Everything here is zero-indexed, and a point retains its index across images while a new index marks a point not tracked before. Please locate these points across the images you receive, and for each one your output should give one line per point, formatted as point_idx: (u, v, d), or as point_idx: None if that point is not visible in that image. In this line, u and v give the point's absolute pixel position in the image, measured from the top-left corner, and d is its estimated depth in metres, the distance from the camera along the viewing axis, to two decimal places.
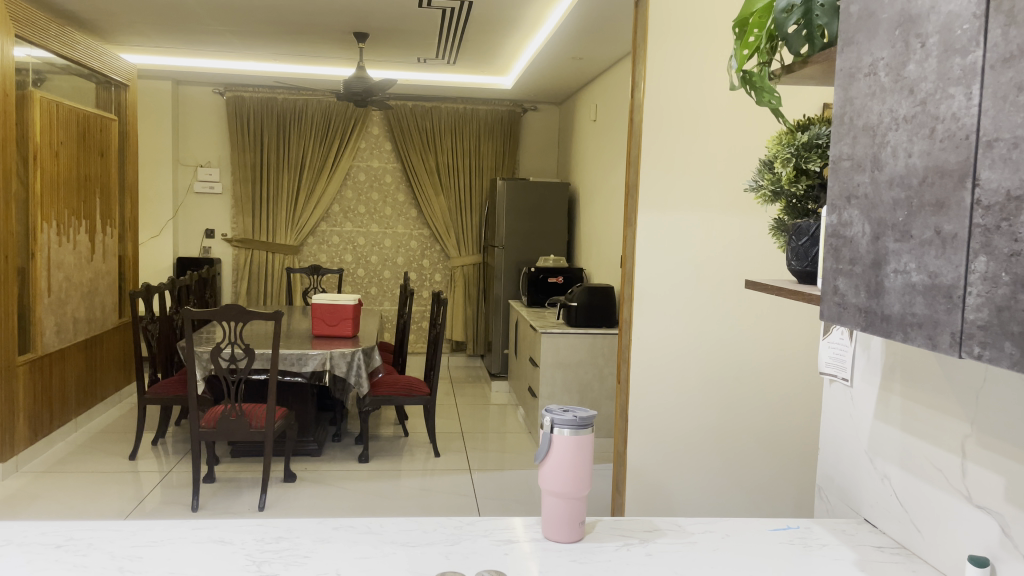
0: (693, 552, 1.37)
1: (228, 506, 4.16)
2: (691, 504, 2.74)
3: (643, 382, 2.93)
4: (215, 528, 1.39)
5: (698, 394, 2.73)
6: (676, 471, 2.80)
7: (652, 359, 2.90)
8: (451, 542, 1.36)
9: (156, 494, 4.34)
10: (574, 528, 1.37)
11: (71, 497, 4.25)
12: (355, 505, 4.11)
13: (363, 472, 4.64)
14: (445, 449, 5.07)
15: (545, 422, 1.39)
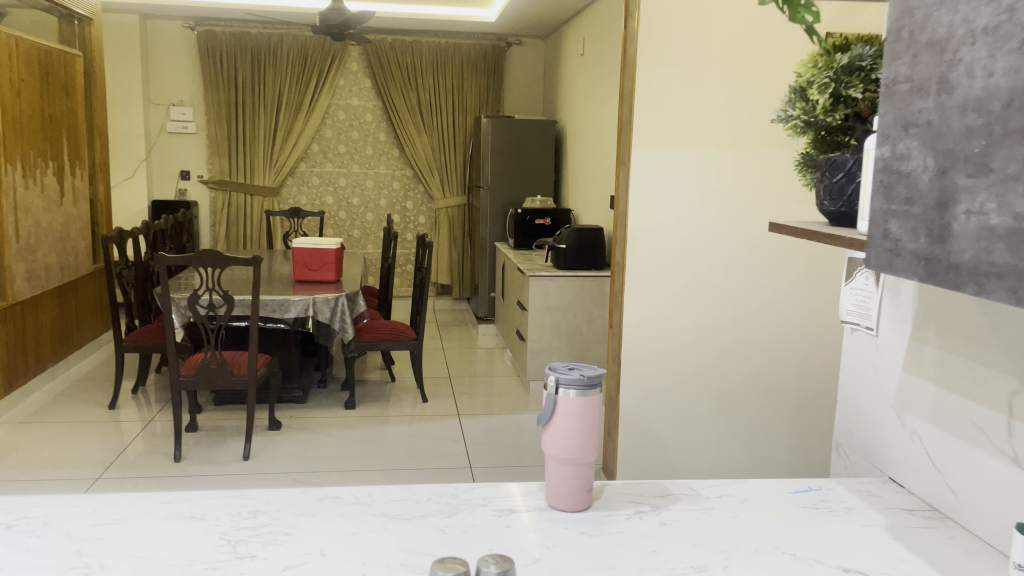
0: (712, 520, 1.26)
1: (213, 456, 4.05)
2: (690, 454, 2.70)
3: (638, 330, 2.70)
4: (186, 502, 1.26)
5: (700, 344, 2.65)
6: (673, 417, 2.70)
7: (650, 306, 2.68)
8: (447, 514, 1.24)
9: (138, 445, 4.22)
10: (582, 497, 1.25)
11: (49, 449, 4.12)
12: (342, 453, 4.01)
13: (349, 419, 4.54)
14: (434, 394, 4.97)
15: (550, 381, 1.25)
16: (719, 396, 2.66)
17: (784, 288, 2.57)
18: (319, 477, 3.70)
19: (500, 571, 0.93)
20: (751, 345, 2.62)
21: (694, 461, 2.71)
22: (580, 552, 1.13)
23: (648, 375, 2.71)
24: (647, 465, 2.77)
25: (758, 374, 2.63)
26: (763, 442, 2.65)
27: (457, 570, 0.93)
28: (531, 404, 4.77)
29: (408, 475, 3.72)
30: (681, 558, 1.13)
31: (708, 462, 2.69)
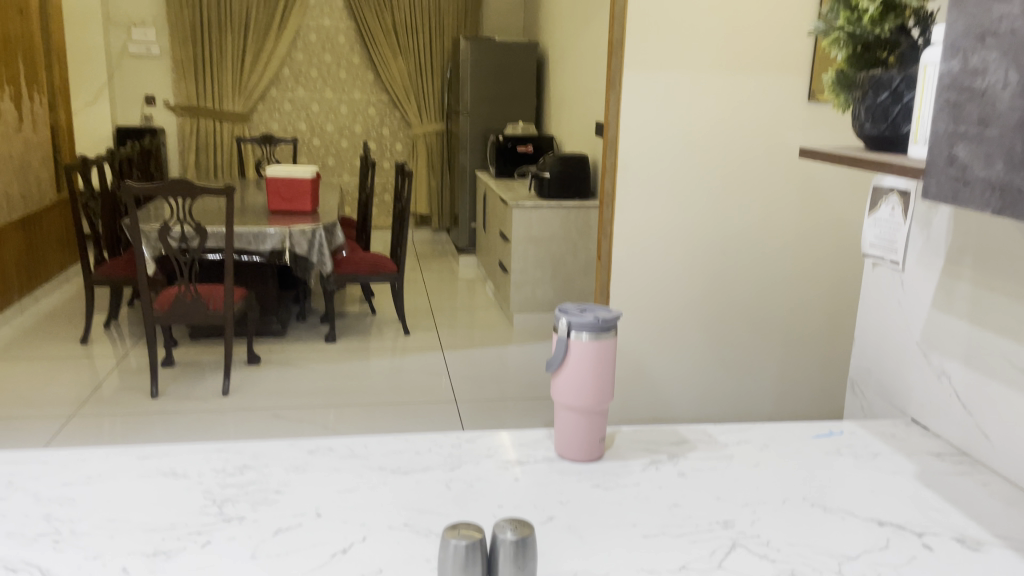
0: (732, 469, 1.18)
1: (190, 392, 3.95)
2: (679, 390, 2.69)
3: (630, 266, 2.60)
4: (165, 457, 1.16)
5: (693, 277, 2.61)
6: (665, 351, 2.66)
7: (644, 241, 2.57)
8: (450, 467, 1.14)
9: (113, 380, 4.11)
10: (594, 447, 1.16)
11: (21, 386, 4.00)
12: (324, 388, 3.92)
13: (330, 353, 4.44)
14: (416, 327, 4.87)
15: (562, 322, 1.13)
16: (710, 329, 2.65)
17: (777, 219, 2.57)
18: (301, 413, 3.62)
19: (518, 539, 0.84)
20: (743, 277, 2.61)
21: (683, 397, 2.70)
22: (596, 508, 1.05)
23: (640, 311, 2.63)
24: (636, 404, 2.70)
25: (748, 305, 2.64)
26: (752, 373, 2.68)
27: (472, 538, 0.84)
28: (515, 336, 4.69)
29: (393, 410, 3.65)
30: (705, 512, 1.05)
31: (696, 395, 2.70)
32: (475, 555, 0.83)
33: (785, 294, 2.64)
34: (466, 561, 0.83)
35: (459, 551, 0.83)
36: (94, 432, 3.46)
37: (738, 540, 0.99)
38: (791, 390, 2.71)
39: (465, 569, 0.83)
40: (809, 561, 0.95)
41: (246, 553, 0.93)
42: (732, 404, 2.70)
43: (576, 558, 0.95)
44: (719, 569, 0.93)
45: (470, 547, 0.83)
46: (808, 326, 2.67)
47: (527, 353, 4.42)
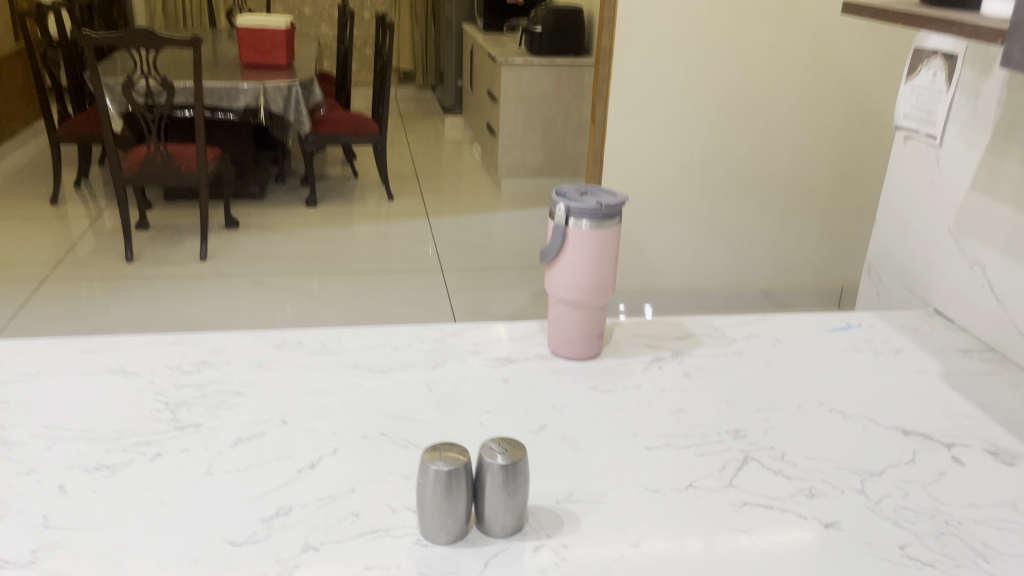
0: (743, 368, 1.07)
1: (167, 255, 3.81)
2: (667, 250, 2.74)
3: (625, 126, 2.57)
4: (113, 351, 1.04)
5: (688, 136, 2.60)
6: (657, 211, 2.68)
7: (639, 99, 2.54)
8: (432, 366, 1.03)
9: (87, 241, 3.95)
10: (590, 344, 1.05)
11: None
12: (305, 254, 3.80)
13: (310, 217, 4.28)
14: (407, 192, 4.67)
15: (559, 208, 0.98)
16: (699, 195, 2.68)
17: (773, 83, 2.55)
18: (280, 280, 3.51)
19: (508, 463, 0.73)
20: (735, 143, 2.62)
21: (670, 256, 2.75)
22: (594, 415, 0.94)
23: (632, 174, 2.62)
24: (626, 264, 2.75)
25: (740, 169, 2.65)
26: (737, 234, 2.74)
27: (457, 460, 0.73)
28: (503, 202, 4.53)
29: (376, 279, 3.53)
30: (713, 420, 0.95)
31: (684, 255, 2.75)
32: (460, 480, 0.73)
33: (776, 155, 2.65)
34: (450, 486, 0.72)
35: (442, 476, 0.72)
36: (67, 297, 3.36)
37: (751, 453, 0.89)
38: (772, 257, 2.79)
39: (448, 497, 0.72)
40: (828, 478, 0.86)
41: (200, 467, 0.83)
42: (717, 264, 2.78)
43: (574, 475, 0.85)
44: (731, 487, 0.84)
45: (456, 470, 0.73)
46: (795, 188, 2.71)
47: (514, 220, 4.27)
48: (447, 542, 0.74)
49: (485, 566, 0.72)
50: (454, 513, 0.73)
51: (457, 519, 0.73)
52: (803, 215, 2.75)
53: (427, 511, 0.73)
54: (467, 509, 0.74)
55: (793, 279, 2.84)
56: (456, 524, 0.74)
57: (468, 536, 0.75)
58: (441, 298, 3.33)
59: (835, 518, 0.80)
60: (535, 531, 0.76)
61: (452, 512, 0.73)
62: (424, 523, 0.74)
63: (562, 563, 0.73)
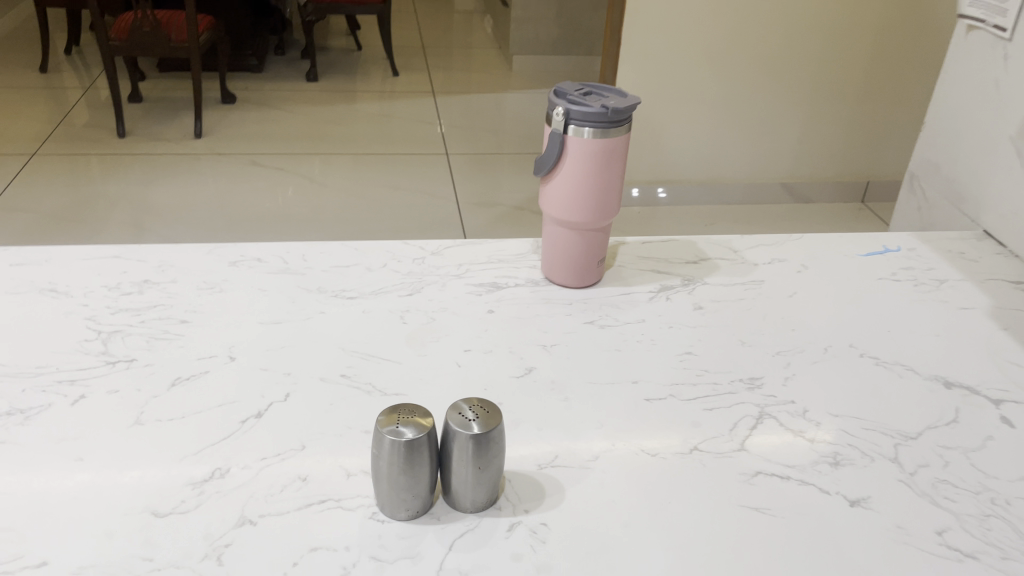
0: (763, 300, 0.94)
1: (151, 112, 3.22)
2: (684, 140, 2.53)
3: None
4: (46, 266, 0.92)
5: (719, 15, 2.32)
6: (677, 97, 2.45)
7: None
8: (407, 292, 0.91)
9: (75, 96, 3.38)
10: (589, 272, 0.93)
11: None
12: (304, 123, 3.17)
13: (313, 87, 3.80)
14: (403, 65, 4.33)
15: (558, 111, 0.83)
16: (724, 81, 2.43)
17: None
18: (280, 159, 2.85)
19: (480, 433, 0.61)
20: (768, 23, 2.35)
21: (688, 148, 2.54)
22: (588, 357, 0.82)
23: (653, 55, 2.37)
24: (639, 153, 2.55)
25: (772, 53, 2.40)
26: (762, 126, 2.53)
27: (418, 427, 0.61)
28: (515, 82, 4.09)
29: (383, 162, 2.89)
30: (725, 365, 0.83)
31: (702, 146, 2.55)
32: (421, 452, 0.61)
33: (814, 39, 2.39)
34: (408, 458, 0.61)
35: (398, 447, 0.60)
36: (25, 164, 2.70)
37: (767, 408, 0.77)
38: (799, 149, 2.59)
39: (404, 470, 0.61)
40: (856, 442, 0.74)
41: (129, 413, 0.72)
42: (737, 157, 2.58)
43: (561, 432, 0.73)
44: (741, 452, 0.72)
45: (415, 440, 0.61)
46: (830, 75, 2.46)
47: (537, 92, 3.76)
48: (406, 518, 0.63)
49: (448, 551, 0.61)
50: (411, 488, 0.62)
51: (416, 495, 0.62)
52: (836, 104, 2.52)
53: (380, 484, 0.62)
54: (429, 483, 0.63)
55: (819, 172, 2.64)
56: (414, 500, 0.63)
57: (432, 510, 0.65)
58: (446, 184, 2.75)
59: (862, 495, 0.69)
60: (510, 506, 0.65)
61: (411, 487, 0.62)
62: (378, 495, 0.63)
63: (539, 547, 0.62)
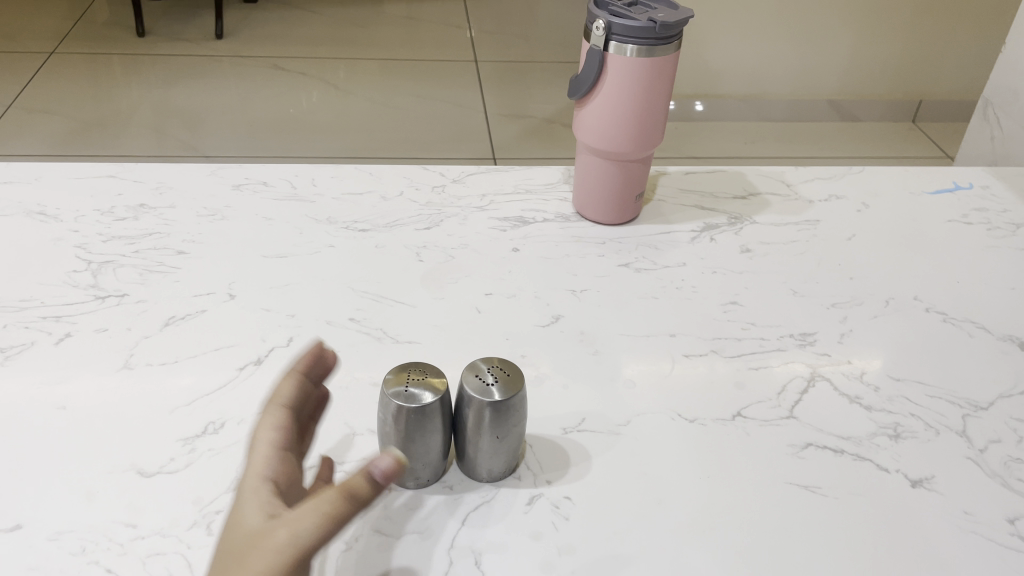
0: (817, 244, 0.85)
1: (170, 10, 3.04)
2: (737, 59, 2.22)
3: None
4: (35, 185, 0.85)
5: None
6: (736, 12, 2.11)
7: None
8: (425, 226, 0.83)
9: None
10: (624, 207, 0.84)
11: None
12: (329, 24, 3.02)
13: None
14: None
15: (598, 25, 0.72)
16: None
17: None
18: (304, 64, 2.73)
19: (500, 401, 0.54)
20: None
21: (739, 67, 2.25)
22: (622, 305, 0.75)
23: None
24: (684, 71, 2.25)
25: None
26: (825, 44, 2.23)
27: (434, 390, 0.55)
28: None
29: (411, 69, 2.75)
30: (775, 318, 0.75)
31: (754, 66, 2.25)
32: (434, 418, 0.55)
33: None
34: (421, 425, 0.54)
35: (409, 413, 0.54)
36: (42, 65, 2.58)
37: (819, 369, 0.69)
38: (856, 65, 2.29)
39: (416, 436, 0.55)
40: (919, 412, 0.66)
41: (116, 356, 0.65)
42: (791, 76, 2.30)
43: (590, 389, 0.66)
44: (790, 420, 0.64)
45: (429, 406, 0.54)
46: None
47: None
48: (414, 486, 0.57)
49: (461, 526, 0.55)
50: (422, 456, 0.56)
51: (425, 465, 0.56)
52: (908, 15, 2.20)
53: (386, 449, 0.56)
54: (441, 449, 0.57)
55: (872, 89, 2.37)
56: (423, 468, 0.57)
57: (443, 475, 0.59)
58: (474, 94, 2.62)
59: (925, 474, 0.61)
60: (531, 476, 0.59)
61: (420, 454, 0.56)
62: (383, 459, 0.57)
63: (562, 525, 0.56)
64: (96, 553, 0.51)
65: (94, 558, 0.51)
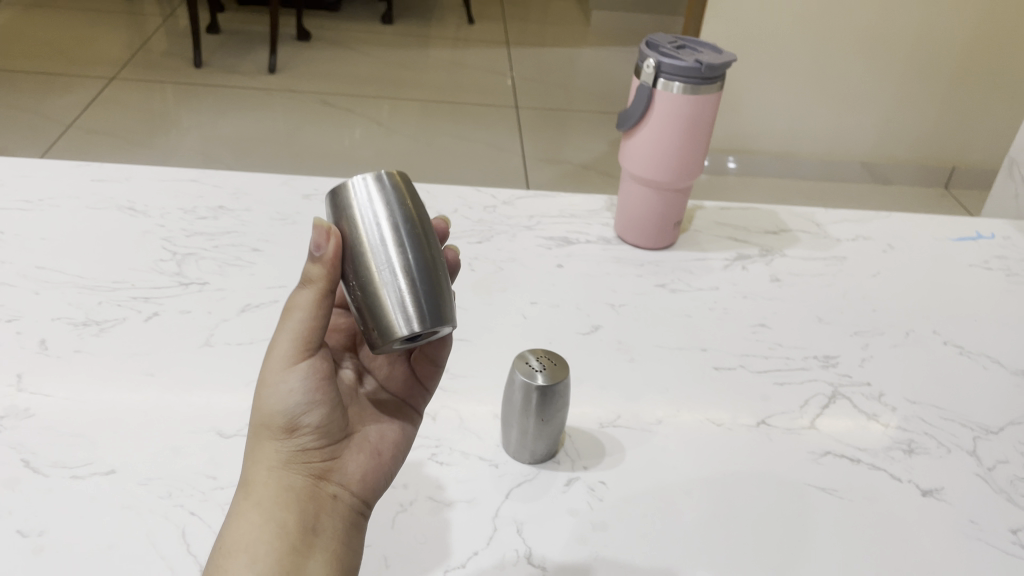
0: (843, 278, 0.91)
1: (226, 42, 3.17)
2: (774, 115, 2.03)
3: None
4: (123, 184, 0.93)
5: None
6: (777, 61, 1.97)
7: None
8: (477, 240, 0.90)
9: (151, 11, 3.30)
10: (663, 232, 0.90)
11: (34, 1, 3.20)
12: (376, 65, 3.14)
13: (387, 25, 3.45)
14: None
15: (649, 64, 0.80)
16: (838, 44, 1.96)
17: None
18: (351, 101, 2.83)
19: (545, 385, 0.61)
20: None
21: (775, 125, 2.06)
22: (656, 320, 0.81)
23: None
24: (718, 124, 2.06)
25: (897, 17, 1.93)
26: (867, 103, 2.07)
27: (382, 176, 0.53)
28: (593, 20, 3.67)
29: (453, 112, 2.85)
30: (800, 340, 0.80)
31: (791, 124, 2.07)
32: (373, 204, 0.52)
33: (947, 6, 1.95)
34: (360, 216, 0.52)
35: (343, 200, 0.53)
36: (102, 87, 2.69)
37: (841, 388, 0.75)
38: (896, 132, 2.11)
39: (356, 234, 0.52)
40: (933, 431, 0.71)
41: (199, 335, 0.72)
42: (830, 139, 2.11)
43: (624, 391, 0.72)
44: (811, 430, 0.69)
45: (365, 190, 0.52)
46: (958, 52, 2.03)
47: (612, 37, 3.59)
48: (389, 331, 0.51)
49: (505, 499, 0.61)
50: (374, 268, 0.52)
51: (382, 282, 0.51)
52: None
53: (348, 269, 0.53)
54: (398, 266, 0.52)
55: (911, 157, 2.18)
56: (379, 295, 0.51)
57: (418, 322, 0.51)
58: (513, 139, 2.71)
59: (935, 485, 0.65)
60: (569, 461, 0.64)
61: (372, 264, 0.52)
62: (353, 295, 0.53)
63: (597, 504, 0.61)
64: (181, 498, 0.58)
65: (180, 501, 0.57)
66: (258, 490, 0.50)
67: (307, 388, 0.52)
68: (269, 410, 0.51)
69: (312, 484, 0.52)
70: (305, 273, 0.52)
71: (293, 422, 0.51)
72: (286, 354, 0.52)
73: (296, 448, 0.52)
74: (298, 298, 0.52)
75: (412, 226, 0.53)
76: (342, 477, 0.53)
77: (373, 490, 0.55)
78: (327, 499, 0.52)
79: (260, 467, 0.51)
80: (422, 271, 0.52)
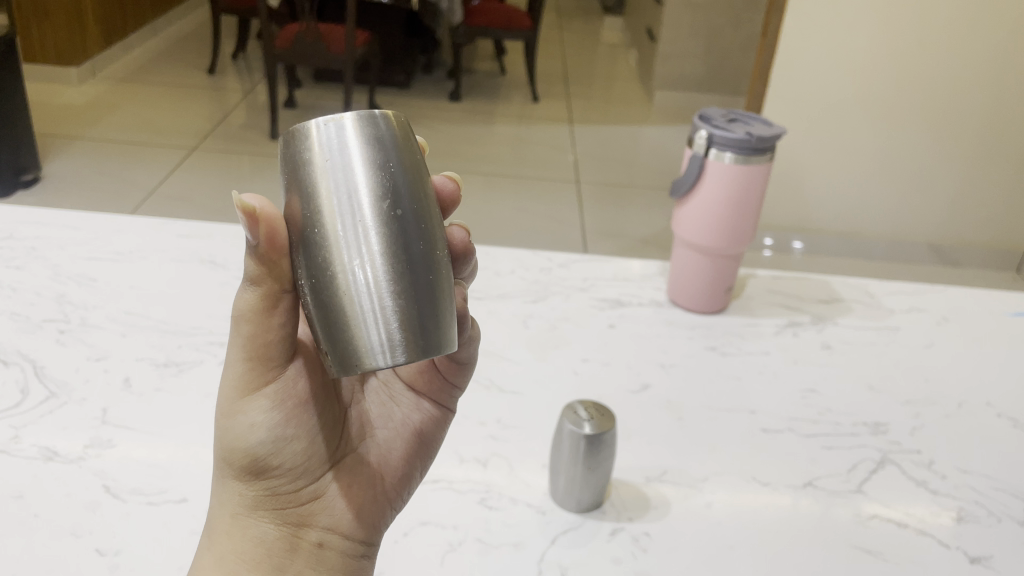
0: (896, 347, 0.91)
1: (302, 117, 3.33)
2: (833, 212, 1.96)
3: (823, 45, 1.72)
4: (206, 240, 1.00)
5: (920, 72, 1.73)
6: (841, 167, 1.87)
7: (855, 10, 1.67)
8: (532, 299, 0.94)
9: (234, 86, 3.50)
10: (716, 297, 0.93)
11: (127, 77, 3.43)
12: (442, 138, 3.24)
13: (455, 103, 3.59)
14: (542, 77, 3.93)
15: (701, 135, 0.86)
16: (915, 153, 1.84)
17: None
18: None
19: (593, 434, 0.63)
20: (971, 31, 1.67)
21: (834, 222, 1.98)
22: (706, 382, 0.83)
23: (828, 91, 1.77)
24: (777, 211, 1.99)
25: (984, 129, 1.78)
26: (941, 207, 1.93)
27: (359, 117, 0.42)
28: (655, 98, 3.74)
29: (515, 185, 2.93)
30: (849, 406, 0.81)
31: (849, 226, 1.99)
32: (346, 166, 0.41)
33: None
34: (327, 176, 0.41)
35: (304, 159, 0.42)
36: (184, 157, 2.84)
37: (889, 454, 0.75)
38: (971, 206, 1.90)
39: (321, 209, 0.42)
40: (984, 501, 0.70)
41: None
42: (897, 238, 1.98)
43: (671, 448, 0.73)
44: (858, 493, 0.70)
45: (335, 138, 0.41)
46: None
47: (673, 115, 3.66)
48: (364, 354, 0.42)
49: (551, 544, 0.63)
50: (344, 264, 0.42)
51: (354, 282, 0.42)
52: None
53: (300, 256, 0.44)
54: (373, 258, 0.41)
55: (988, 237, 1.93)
56: (352, 303, 0.42)
57: (404, 342, 0.42)
58: (573, 213, 2.77)
59: (984, 553, 0.65)
60: (615, 512, 0.66)
61: (340, 246, 0.42)
62: (306, 296, 0.44)
63: (640, 555, 0.62)
64: None
65: None
66: (225, 542, 0.50)
67: (271, 423, 0.49)
68: (233, 446, 0.49)
69: (289, 533, 0.51)
70: (245, 273, 0.46)
71: (259, 465, 0.50)
72: (241, 384, 0.49)
73: (265, 492, 0.50)
74: (238, 301, 0.46)
75: (401, 206, 0.42)
76: (327, 518, 0.52)
77: (366, 529, 0.53)
78: (308, 548, 0.51)
79: (227, 512, 0.51)
80: (403, 272, 0.42)
